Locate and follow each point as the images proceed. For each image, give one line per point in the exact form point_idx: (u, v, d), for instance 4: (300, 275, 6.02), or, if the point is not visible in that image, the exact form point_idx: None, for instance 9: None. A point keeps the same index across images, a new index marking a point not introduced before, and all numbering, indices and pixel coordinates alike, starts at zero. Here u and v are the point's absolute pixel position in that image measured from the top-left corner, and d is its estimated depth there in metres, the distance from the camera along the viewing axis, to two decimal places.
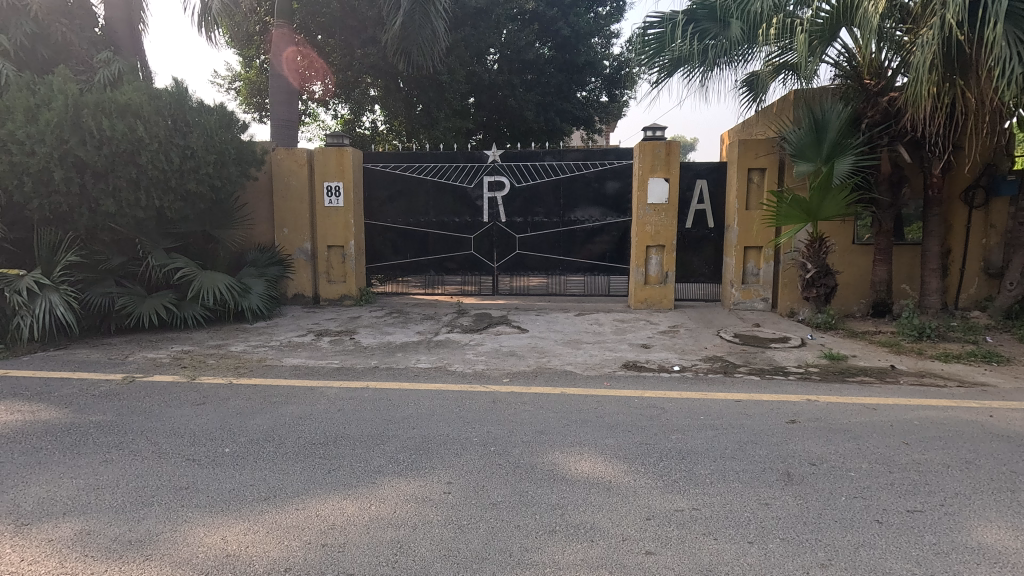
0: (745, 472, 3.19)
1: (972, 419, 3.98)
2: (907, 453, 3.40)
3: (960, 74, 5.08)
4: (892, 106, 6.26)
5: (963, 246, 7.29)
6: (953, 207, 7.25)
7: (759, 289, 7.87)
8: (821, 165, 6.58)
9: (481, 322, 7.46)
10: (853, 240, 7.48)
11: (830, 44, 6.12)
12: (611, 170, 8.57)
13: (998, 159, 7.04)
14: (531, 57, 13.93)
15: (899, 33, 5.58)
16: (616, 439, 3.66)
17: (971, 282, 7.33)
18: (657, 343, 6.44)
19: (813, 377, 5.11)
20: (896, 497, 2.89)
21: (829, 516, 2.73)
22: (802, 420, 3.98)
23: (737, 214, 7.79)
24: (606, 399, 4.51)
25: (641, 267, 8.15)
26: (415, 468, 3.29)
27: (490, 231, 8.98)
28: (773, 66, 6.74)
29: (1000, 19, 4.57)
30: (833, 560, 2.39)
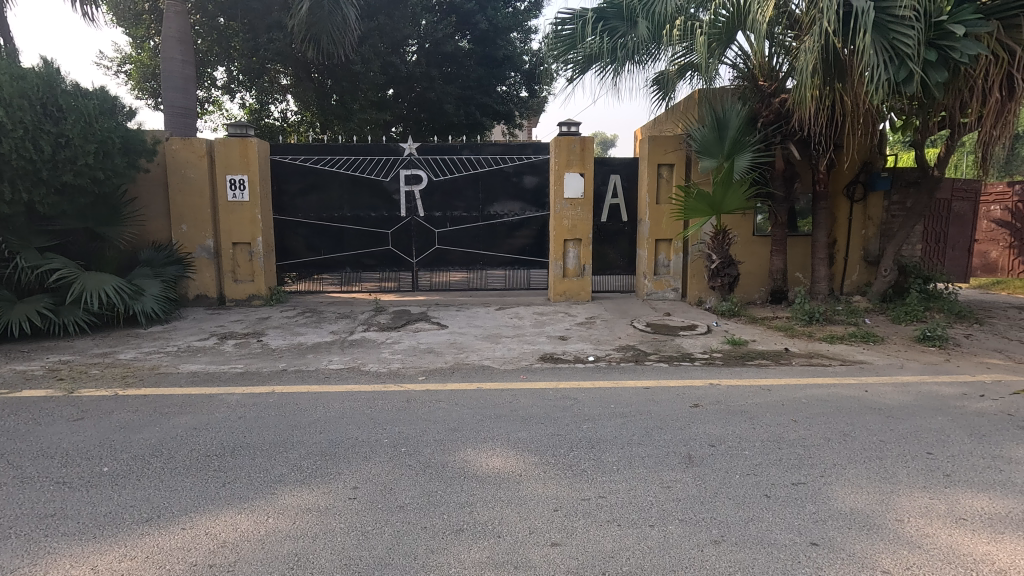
0: (650, 457, 3.31)
1: (851, 394, 4.36)
2: (793, 429, 3.67)
3: (839, 78, 5.53)
4: (783, 107, 6.70)
5: (846, 237, 7.97)
6: (838, 201, 7.91)
7: (670, 280, 8.22)
8: (723, 161, 6.97)
9: (399, 320, 7.28)
10: (752, 232, 7.98)
11: (728, 47, 6.47)
12: (529, 164, 8.63)
13: (872, 158, 7.75)
14: (449, 50, 13.71)
15: (788, 38, 5.97)
16: (529, 432, 3.69)
17: (854, 269, 8.06)
18: (574, 334, 6.58)
19: (716, 362, 5.40)
20: (783, 471, 3.11)
21: (723, 494, 2.89)
22: (704, 404, 4.19)
23: (648, 208, 8.09)
24: (522, 392, 4.54)
25: (559, 260, 8.28)
26: (319, 476, 3.14)
27: (409, 226, 8.78)
28: (678, 66, 7.05)
29: (869, 29, 5.00)
30: (725, 536, 2.52)
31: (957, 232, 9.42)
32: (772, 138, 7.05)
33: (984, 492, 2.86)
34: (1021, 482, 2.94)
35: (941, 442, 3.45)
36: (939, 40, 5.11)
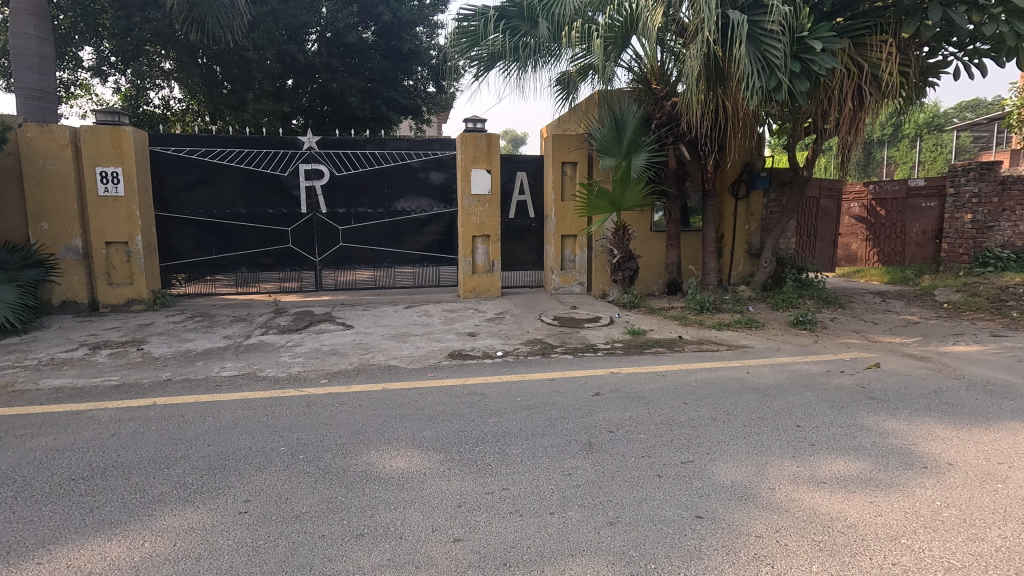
0: (553, 446, 3.40)
1: (735, 376, 4.75)
2: (684, 411, 3.94)
3: (720, 84, 5.98)
4: (674, 109, 7.12)
5: (732, 231, 8.65)
6: (725, 198, 8.55)
7: (575, 274, 8.49)
8: (621, 160, 7.31)
9: (301, 321, 6.94)
10: (650, 228, 8.43)
11: (624, 51, 6.77)
12: (435, 160, 8.54)
13: (753, 159, 8.45)
14: (352, 41, 13.22)
15: (676, 45, 6.34)
16: (434, 430, 3.67)
17: (739, 261, 8.77)
18: (483, 330, 6.61)
19: (617, 352, 5.67)
20: (674, 451, 3.32)
21: (620, 476, 3.03)
22: (605, 392, 4.37)
23: (553, 205, 8.29)
24: (429, 390, 4.50)
25: (468, 257, 8.28)
26: (205, 491, 2.92)
27: (310, 223, 8.38)
28: (579, 66, 7.27)
29: (743, 39, 5.43)
30: (620, 517, 2.64)
31: (824, 228, 10.53)
32: (666, 139, 7.49)
33: (841, 456, 3.22)
34: (869, 445, 3.36)
35: (808, 415, 3.85)
36: (802, 53, 5.64)
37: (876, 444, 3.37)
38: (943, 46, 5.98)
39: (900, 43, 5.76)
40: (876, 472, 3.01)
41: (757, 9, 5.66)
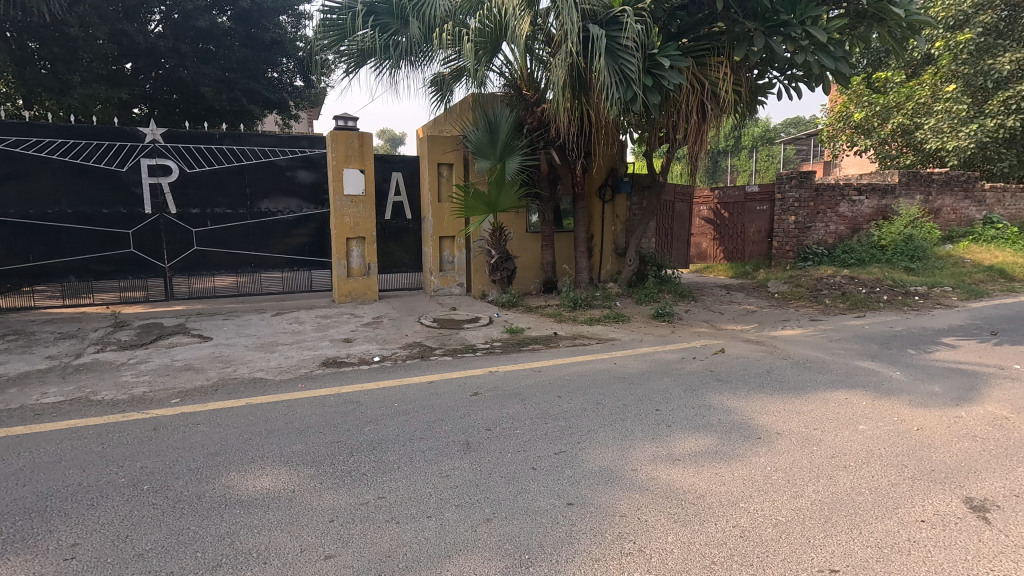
0: (430, 449, 3.38)
1: (604, 368, 5.07)
2: (558, 403, 4.13)
3: (584, 93, 6.37)
4: (544, 115, 7.44)
5: (601, 232, 9.22)
6: (593, 202, 9.11)
7: (455, 276, 8.50)
8: (496, 163, 7.51)
9: (147, 336, 6.18)
10: (526, 229, 8.70)
11: (495, 56, 6.88)
12: (303, 158, 8.05)
13: (617, 165, 9.09)
14: (203, 26, 12.04)
15: (543, 53, 6.61)
16: (305, 443, 3.46)
17: (607, 260, 9.38)
18: (359, 335, 6.38)
19: (496, 351, 5.78)
20: (548, 443, 3.46)
21: (497, 473, 3.09)
22: (484, 391, 4.44)
23: (430, 206, 8.24)
24: (299, 402, 4.24)
25: (342, 259, 7.94)
26: (18, 541, 2.48)
27: (157, 224, 7.50)
28: (453, 68, 7.29)
29: (602, 53, 5.79)
30: (497, 512, 2.69)
31: (679, 228, 11.63)
32: (538, 143, 7.80)
33: (693, 434, 3.58)
34: (716, 422, 3.76)
35: (666, 399, 4.23)
36: (653, 69, 6.16)
37: (721, 420, 3.78)
38: (768, 70, 6.86)
39: (734, 65, 6.50)
40: (721, 447, 3.37)
41: (614, 25, 6.08)
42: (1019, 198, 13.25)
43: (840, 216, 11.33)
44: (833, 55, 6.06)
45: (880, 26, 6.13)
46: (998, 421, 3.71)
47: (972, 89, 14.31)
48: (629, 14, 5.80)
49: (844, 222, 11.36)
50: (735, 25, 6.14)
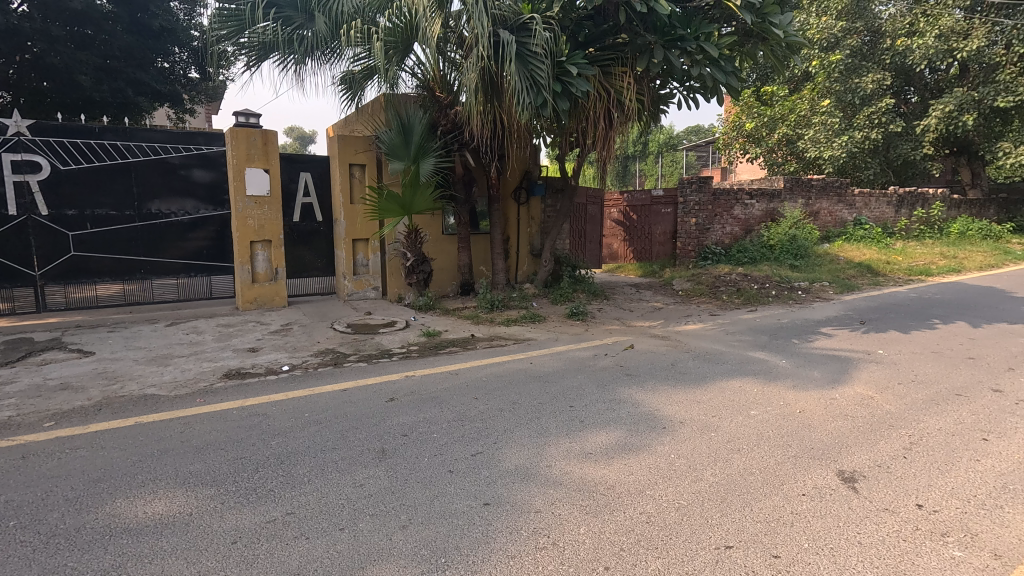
0: (343, 459, 3.28)
1: (521, 367, 5.15)
2: (475, 405, 4.14)
3: (496, 98, 6.47)
4: (457, 117, 7.45)
5: (516, 234, 9.37)
6: (508, 204, 9.23)
7: (369, 279, 8.29)
8: (409, 164, 7.42)
9: (14, 353, 5.48)
10: (442, 231, 8.65)
11: (406, 57, 6.79)
12: (199, 156, 7.51)
13: (531, 168, 9.27)
14: (78, 7, 10.88)
15: (456, 55, 6.62)
16: (205, 462, 3.23)
17: (523, 262, 9.54)
18: (266, 344, 6.04)
19: (412, 355, 5.69)
20: (465, 445, 3.46)
21: (413, 478, 3.06)
22: (399, 397, 4.36)
23: (342, 208, 7.97)
24: (198, 418, 3.95)
25: (247, 264, 7.48)
26: None
27: (24, 227, 6.67)
28: (363, 67, 7.10)
29: (512, 58, 5.89)
30: (412, 519, 2.66)
31: (592, 229, 12.07)
32: (452, 145, 7.79)
33: (604, 428, 3.73)
34: (625, 414, 3.95)
35: (579, 395, 4.38)
36: (562, 76, 6.35)
37: (630, 413, 3.98)
38: (668, 80, 7.28)
39: (637, 75, 6.84)
40: (629, 439, 3.54)
41: (523, 32, 6.21)
42: (882, 202, 14.96)
43: (734, 218, 12.27)
44: (724, 70, 6.52)
45: (764, 45, 6.67)
46: (865, 400, 4.18)
47: (843, 103, 15.97)
48: (538, 21, 5.93)
49: (738, 223, 12.32)
50: (637, 37, 6.45)
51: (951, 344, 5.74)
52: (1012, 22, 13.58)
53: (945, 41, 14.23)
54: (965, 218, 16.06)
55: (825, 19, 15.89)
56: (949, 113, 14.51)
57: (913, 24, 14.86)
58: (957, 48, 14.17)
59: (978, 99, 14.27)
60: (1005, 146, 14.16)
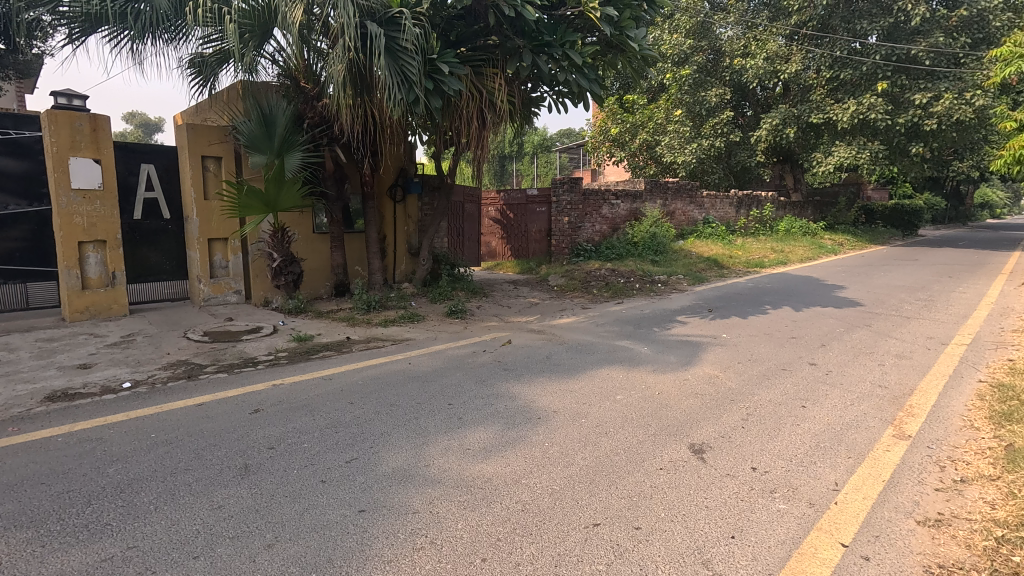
0: (199, 480, 2.98)
1: (399, 368, 5.06)
2: (349, 411, 3.99)
3: (367, 92, 6.30)
4: (326, 111, 7.10)
5: (393, 233, 9.16)
6: (383, 201, 8.99)
7: (229, 282, 7.60)
8: (273, 158, 6.91)
9: None
10: (312, 230, 8.20)
11: (265, 42, 6.33)
12: (6, 142, 6.37)
13: (406, 166, 9.12)
14: None
15: (322, 45, 6.30)
16: (20, 501, 2.76)
17: (401, 261, 9.36)
18: (103, 359, 5.30)
19: (281, 362, 5.33)
20: (337, 453, 3.31)
21: (279, 494, 2.86)
22: (266, 407, 4.07)
23: (194, 204, 7.22)
24: (11, 450, 3.35)
25: (75, 268, 6.47)
26: None
27: None
28: (215, 50, 6.49)
29: (381, 52, 5.74)
30: (279, 536, 2.50)
31: (470, 228, 12.19)
32: (320, 139, 7.41)
33: (482, 423, 3.79)
34: (502, 409, 4.05)
35: (458, 392, 4.40)
36: (433, 73, 6.31)
37: (507, 407, 4.09)
38: (538, 84, 7.55)
39: (508, 76, 7.00)
40: (506, 433, 3.63)
41: (392, 26, 6.06)
42: (725, 203, 16.83)
43: (603, 217, 13.05)
44: (588, 77, 6.87)
45: (623, 57, 7.12)
46: (711, 379, 4.70)
47: (693, 113, 17.68)
48: (407, 16, 5.83)
49: (606, 222, 13.15)
50: (507, 40, 6.61)
51: (779, 326, 6.64)
52: (820, 51, 15.97)
53: (772, 64, 16.28)
54: (789, 217, 18.66)
55: (676, 36, 17.63)
56: (775, 127, 16.64)
57: (746, 47, 16.85)
58: (780, 70, 16.24)
59: (797, 115, 16.54)
60: (817, 156, 16.63)
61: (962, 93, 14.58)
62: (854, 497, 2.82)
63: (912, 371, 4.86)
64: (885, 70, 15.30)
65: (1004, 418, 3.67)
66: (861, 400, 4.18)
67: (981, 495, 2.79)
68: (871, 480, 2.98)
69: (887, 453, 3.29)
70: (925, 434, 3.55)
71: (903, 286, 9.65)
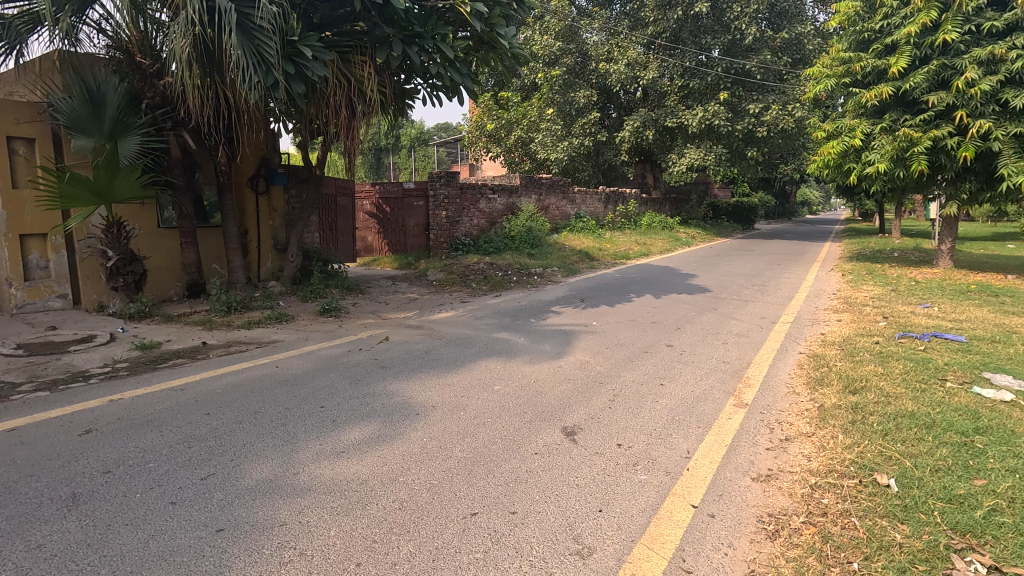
0: (12, 518, 2.53)
1: (264, 373, 4.69)
2: (205, 423, 3.62)
3: (217, 72, 5.77)
4: (169, 90, 6.36)
5: (256, 227, 8.46)
6: (243, 193, 8.26)
7: (51, 285, 6.53)
8: (103, 142, 6.02)
9: None
10: (157, 224, 7.31)
11: (89, 7, 5.50)
12: None
13: (269, 155, 8.48)
14: None
15: (160, 15, 5.62)
16: None
17: (266, 258, 8.67)
18: None
19: (120, 374, 4.68)
20: (191, 471, 2.99)
21: (118, 522, 2.53)
22: (100, 427, 3.55)
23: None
24: None
25: None
26: None
27: None
28: (21, 11, 5.51)
29: (232, 28, 5.24)
30: (119, 570, 2.21)
31: (343, 222, 11.66)
32: (163, 122, 6.62)
33: (358, 423, 3.66)
34: (378, 407, 3.93)
35: (331, 394, 4.20)
36: (294, 56, 5.90)
37: (384, 405, 3.98)
38: (411, 76, 7.40)
39: (378, 65, 6.77)
40: (383, 431, 3.53)
41: (245, 2, 5.56)
42: (594, 199, 17.76)
43: (480, 211, 13.19)
44: (460, 72, 6.85)
45: (495, 54, 7.17)
46: (583, 364, 4.97)
47: (563, 113, 18.48)
48: None
49: (484, 216, 13.31)
50: (376, 28, 6.39)
51: (642, 312, 7.21)
52: (673, 61, 17.49)
53: (631, 70, 17.43)
54: (650, 213, 20.31)
55: (546, 37, 18.25)
56: (636, 129, 17.90)
57: (610, 52, 17.91)
58: (639, 76, 17.51)
59: (655, 119, 17.97)
60: (672, 157, 18.19)
61: (785, 105, 16.88)
62: (702, 462, 3.16)
63: (749, 348, 5.53)
64: (725, 82, 17.28)
65: (818, 383, 4.32)
66: (709, 375, 4.68)
67: (800, 450, 3.27)
68: (716, 446, 3.35)
69: (729, 421, 3.72)
70: (759, 402, 4.07)
71: (743, 273, 10.96)
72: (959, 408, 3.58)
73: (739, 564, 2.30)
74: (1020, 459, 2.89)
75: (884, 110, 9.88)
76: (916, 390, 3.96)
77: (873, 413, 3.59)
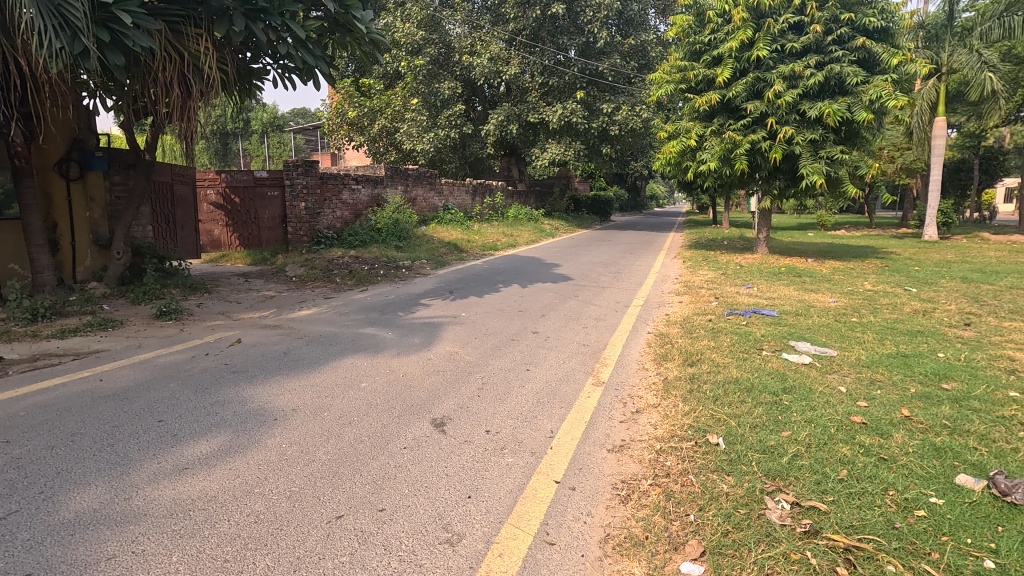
0: None
1: (85, 388, 4.06)
2: (3, 453, 3.03)
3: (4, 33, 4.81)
4: None
5: (68, 220, 7.23)
6: (49, 179, 7.01)
7: None
8: None
9: None
10: None
11: None
12: None
13: (81, 136, 7.29)
14: None
15: None
16: None
17: (84, 255, 7.45)
18: None
19: None
20: None
21: None
22: None
23: None
24: None
25: None
26: None
27: None
28: None
29: None
30: None
31: (183, 214, 10.44)
32: None
33: (203, 436, 3.31)
34: (229, 416, 3.60)
35: (171, 406, 3.75)
36: (109, 22, 5.11)
37: (236, 413, 3.65)
38: (258, 54, 6.78)
39: (216, 40, 6.12)
40: (235, 441, 3.24)
41: None
42: (462, 192, 17.89)
43: (343, 203, 12.57)
44: (313, 54, 6.42)
45: (351, 38, 6.80)
46: (452, 355, 5.00)
47: (428, 104, 18.35)
48: None
49: (348, 208, 12.71)
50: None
51: (509, 302, 7.43)
52: (534, 58, 18.05)
53: (495, 65, 17.69)
54: (516, 205, 20.91)
55: (408, 25, 18.04)
56: (501, 123, 18.28)
57: (473, 45, 18.02)
58: (502, 71, 17.86)
59: (518, 114, 18.54)
60: (536, 152, 18.75)
61: (633, 107, 18.29)
62: (564, 440, 3.35)
63: (606, 330, 5.97)
64: (581, 82, 18.25)
65: (664, 359, 4.80)
66: (570, 358, 4.97)
67: (648, 420, 3.61)
68: (576, 423, 3.58)
69: (588, 399, 3.99)
70: (614, 379, 4.42)
71: (601, 262, 11.78)
72: (771, 372, 4.21)
73: (596, 530, 2.48)
74: (815, 410, 3.48)
75: (713, 116, 11.16)
76: (739, 359, 4.58)
77: (706, 381, 4.09)
